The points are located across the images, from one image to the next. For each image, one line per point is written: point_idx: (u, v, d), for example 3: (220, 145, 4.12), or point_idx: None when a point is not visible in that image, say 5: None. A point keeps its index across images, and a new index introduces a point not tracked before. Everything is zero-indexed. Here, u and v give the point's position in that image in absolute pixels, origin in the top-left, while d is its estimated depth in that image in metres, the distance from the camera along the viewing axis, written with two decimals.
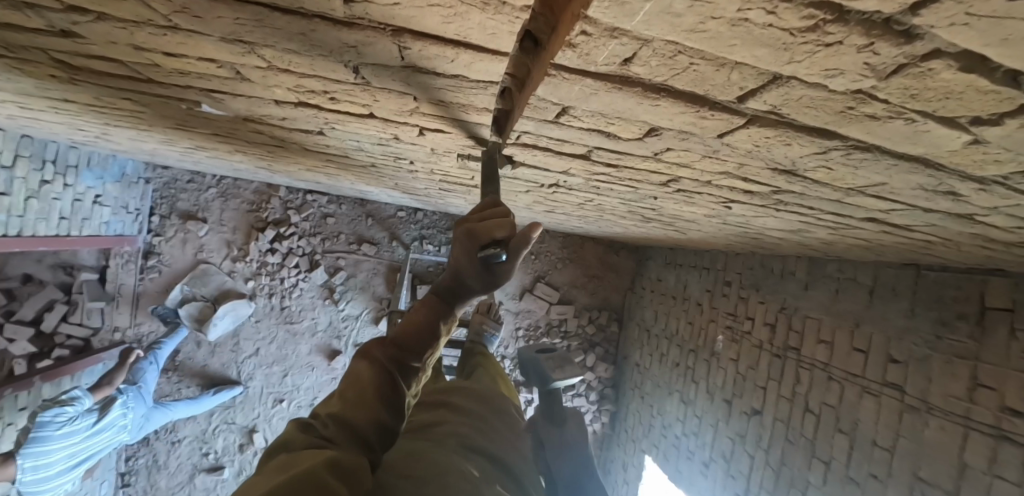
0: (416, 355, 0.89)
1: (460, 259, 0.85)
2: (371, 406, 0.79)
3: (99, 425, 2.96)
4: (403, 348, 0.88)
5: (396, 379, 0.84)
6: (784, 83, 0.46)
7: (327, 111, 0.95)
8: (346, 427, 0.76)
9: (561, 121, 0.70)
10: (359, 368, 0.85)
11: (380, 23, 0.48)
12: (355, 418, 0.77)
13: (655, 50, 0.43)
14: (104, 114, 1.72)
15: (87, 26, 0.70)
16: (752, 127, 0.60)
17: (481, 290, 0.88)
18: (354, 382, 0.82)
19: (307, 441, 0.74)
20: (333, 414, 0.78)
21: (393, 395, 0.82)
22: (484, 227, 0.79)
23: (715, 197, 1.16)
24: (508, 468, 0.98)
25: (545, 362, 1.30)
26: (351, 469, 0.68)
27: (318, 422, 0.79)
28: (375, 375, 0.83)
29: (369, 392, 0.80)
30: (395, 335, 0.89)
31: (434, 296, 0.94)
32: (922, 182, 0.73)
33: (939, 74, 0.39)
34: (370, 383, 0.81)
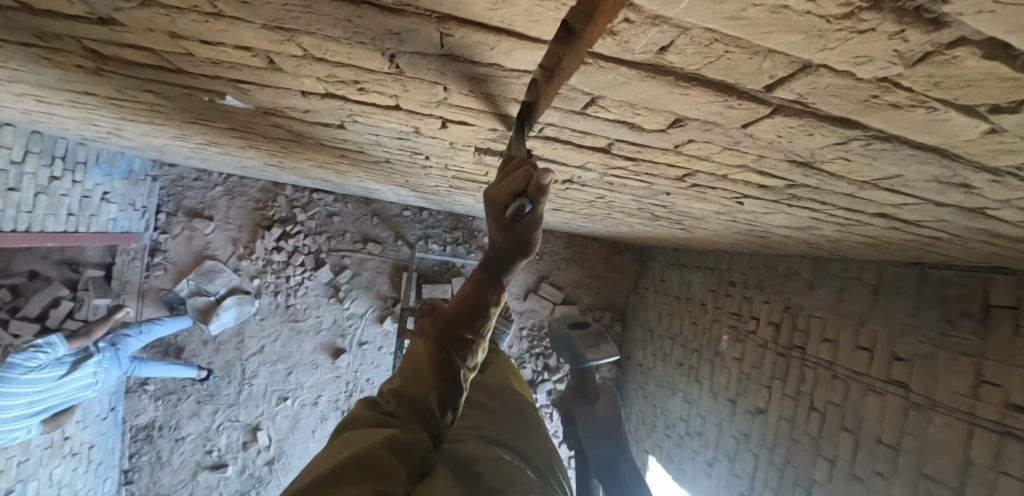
0: (466, 328, 0.97)
1: (493, 229, 0.90)
2: (426, 380, 0.86)
3: (68, 378, 2.88)
4: (453, 323, 0.97)
5: (448, 352, 0.92)
6: (813, 71, 0.49)
7: (353, 102, 0.97)
8: (406, 401, 0.83)
9: (587, 111, 0.73)
10: (417, 344, 0.94)
11: (427, 10, 0.50)
12: (413, 392, 0.84)
13: (692, 38, 0.46)
14: (123, 108, 1.75)
15: (128, 12, 0.71)
16: (777, 117, 0.62)
17: (518, 252, 0.95)
18: (411, 358, 0.91)
19: (372, 416, 0.80)
20: (394, 390, 0.86)
21: (445, 367, 0.89)
22: (500, 189, 0.80)
23: (727, 192, 1.18)
24: (533, 459, 0.97)
25: (580, 343, 1.58)
26: (408, 443, 0.71)
27: (382, 398, 0.86)
28: (430, 348, 0.91)
29: (426, 365, 0.88)
30: (445, 311, 0.98)
31: (481, 271, 1.03)
32: (936, 174, 0.75)
33: (963, 62, 0.41)
34: (424, 357, 0.90)
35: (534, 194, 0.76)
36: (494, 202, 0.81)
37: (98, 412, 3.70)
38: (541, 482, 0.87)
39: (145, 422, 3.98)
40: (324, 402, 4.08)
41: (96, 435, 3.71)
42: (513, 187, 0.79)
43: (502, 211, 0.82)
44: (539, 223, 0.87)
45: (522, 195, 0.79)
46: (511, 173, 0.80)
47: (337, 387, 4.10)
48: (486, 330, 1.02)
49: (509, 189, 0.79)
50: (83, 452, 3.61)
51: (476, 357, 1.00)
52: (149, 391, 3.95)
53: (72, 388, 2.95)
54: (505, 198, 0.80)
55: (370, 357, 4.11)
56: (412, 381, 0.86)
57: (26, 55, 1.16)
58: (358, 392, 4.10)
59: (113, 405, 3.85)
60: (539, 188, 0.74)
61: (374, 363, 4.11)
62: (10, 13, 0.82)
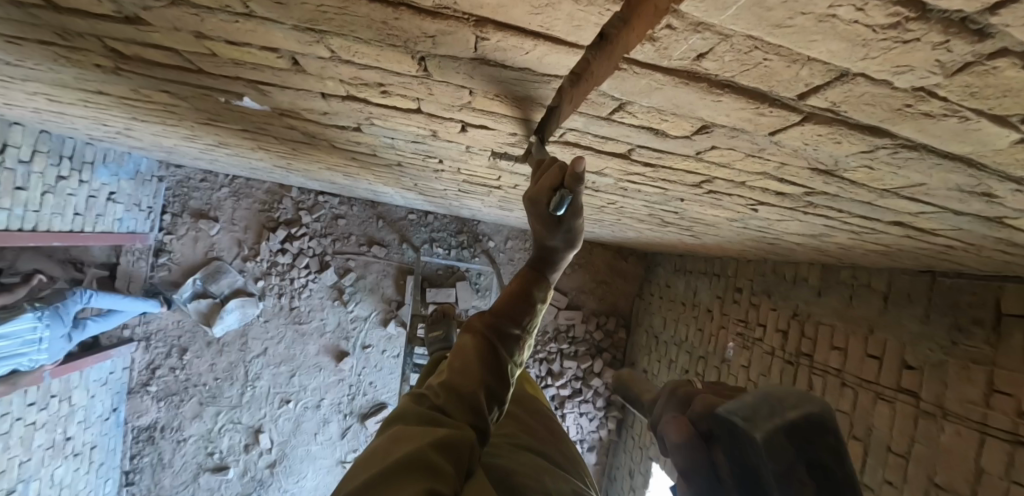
0: (513, 323, 0.99)
1: (537, 226, 0.93)
2: (476, 375, 0.85)
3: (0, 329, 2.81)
4: (499, 320, 0.98)
5: (496, 347, 0.93)
6: (850, 80, 0.49)
7: (374, 104, 0.98)
8: (457, 397, 0.81)
9: (613, 117, 0.73)
10: (464, 339, 0.94)
11: (465, 13, 0.51)
12: (464, 387, 0.83)
13: (733, 45, 0.46)
14: (135, 108, 1.76)
15: (156, 12, 0.71)
16: (807, 124, 0.62)
17: (563, 245, 0.98)
18: (460, 353, 0.90)
19: (421, 412, 0.80)
20: (443, 384, 0.84)
21: (494, 364, 0.90)
22: (540, 187, 0.82)
23: (743, 198, 1.19)
24: (566, 468, 0.96)
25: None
26: (458, 447, 0.71)
27: (430, 392, 0.85)
28: (478, 343, 0.92)
29: (472, 361, 0.88)
30: (491, 308, 1.00)
31: (527, 268, 1.06)
32: (960, 182, 0.75)
33: (1005, 72, 0.41)
34: (474, 352, 0.90)
35: (571, 184, 0.77)
36: (537, 200, 0.83)
37: (101, 412, 3.71)
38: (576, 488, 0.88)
39: (147, 423, 3.96)
40: (328, 405, 4.07)
41: (97, 436, 3.71)
42: (551, 183, 0.80)
43: (546, 209, 0.84)
44: (580, 212, 0.90)
45: (562, 189, 0.79)
46: (545, 172, 0.82)
47: (340, 390, 4.08)
48: (530, 326, 1.05)
49: (550, 184, 0.81)
50: (85, 452, 3.62)
51: (521, 352, 1.03)
52: (151, 392, 3.93)
53: (9, 342, 2.85)
54: (545, 196, 0.82)
55: (373, 360, 4.09)
56: (463, 376, 0.85)
57: (45, 53, 1.16)
58: (360, 395, 4.09)
59: (115, 406, 3.84)
60: (576, 178, 0.76)
61: (377, 366, 4.10)
62: (35, 11, 0.82)
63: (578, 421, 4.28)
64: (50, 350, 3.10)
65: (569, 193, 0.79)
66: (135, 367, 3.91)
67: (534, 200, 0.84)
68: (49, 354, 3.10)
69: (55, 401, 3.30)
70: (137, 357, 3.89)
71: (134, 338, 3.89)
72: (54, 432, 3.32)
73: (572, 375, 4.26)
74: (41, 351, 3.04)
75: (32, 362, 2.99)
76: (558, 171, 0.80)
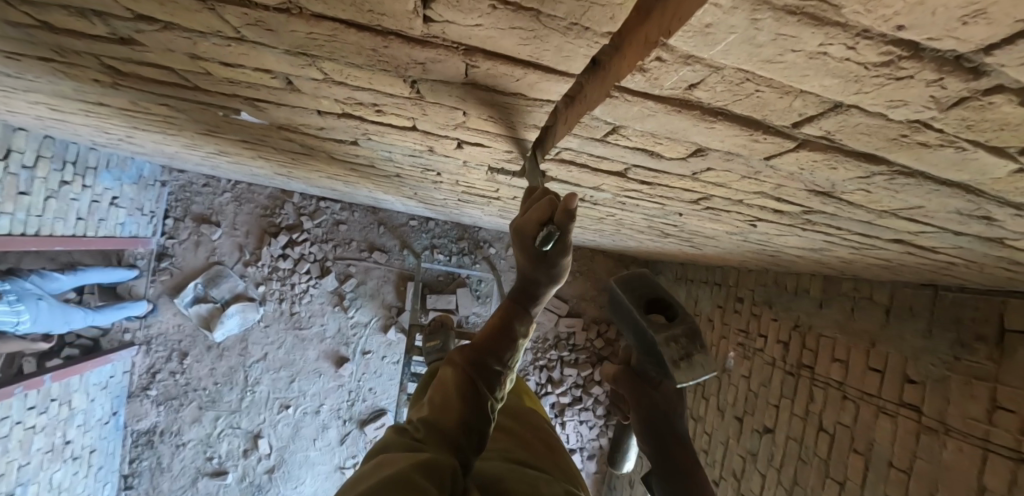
0: (494, 359, 0.97)
1: (523, 260, 0.92)
2: (456, 412, 0.85)
3: None
4: (481, 355, 0.96)
5: (477, 384, 0.91)
6: (843, 111, 0.48)
7: (370, 122, 0.98)
8: (436, 432, 0.81)
9: (607, 139, 0.73)
10: (445, 374, 0.93)
11: (454, 43, 0.50)
12: (443, 421, 0.83)
13: (724, 76, 0.45)
14: (136, 118, 1.76)
15: (150, 34, 0.71)
16: (801, 151, 0.61)
17: (547, 279, 0.96)
18: (441, 388, 0.90)
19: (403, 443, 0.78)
20: (423, 420, 0.84)
21: (476, 399, 0.88)
22: (526, 220, 0.82)
23: (742, 215, 1.18)
24: (561, 476, 0.96)
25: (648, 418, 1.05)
26: (441, 474, 0.70)
27: (412, 426, 0.85)
28: (458, 378, 0.91)
29: (453, 394, 0.88)
30: (473, 342, 0.98)
31: (508, 301, 1.03)
32: (959, 206, 0.74)
33: (1000, 107, 0.40)
34: (453, 389, 0.89)
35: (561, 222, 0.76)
36: (524, 232, 0.82)
37: (100, 415, 3.71)
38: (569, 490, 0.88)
39: (146, 427, 3.96)
40: (327, 411, 4.05)
41: (97, 440, 3.71)
42: (540, 217, 0.80)
43: (532, 242, 0.84)
44: (567, 250, 0.89)
45: (549, 224, 0.79)
46: (536, 203, 0.82)
47: (340, 395, 4.07)
48: (513, 361, 1.02)
49: (538, 220, 0.80)
50: (84, 456, 3.62)
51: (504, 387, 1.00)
52: (150, 396, 3.93)
53: None
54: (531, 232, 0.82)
55: (373, 366, 4.08)
56: (441, 413, 0.85)
57: (44, 68, 1.17)
58: (360, 401, 4.08)
59: (115, 409, 3.84)
60: (566, 216, 0.75)
61: (376, 372, 4.08)
62: (31, 30, 0.82)
63: (579, 429, 4.25)
64: (32, 311, 2.95)
65: (558, 229, 0.79)
66: (135, 371, 3.91)
67: (520, 234, 0.84)
68: (31, 315, 2.95)
69: (55, 405, 3.31)
70: (137, 361, 3.89)
71: (134, 342, 3.87)
72: (53, 436, 3.32)
73: (573, 383, 4.24)
74: (16, 306, 2.84)
75: (17, 319, 2.86)
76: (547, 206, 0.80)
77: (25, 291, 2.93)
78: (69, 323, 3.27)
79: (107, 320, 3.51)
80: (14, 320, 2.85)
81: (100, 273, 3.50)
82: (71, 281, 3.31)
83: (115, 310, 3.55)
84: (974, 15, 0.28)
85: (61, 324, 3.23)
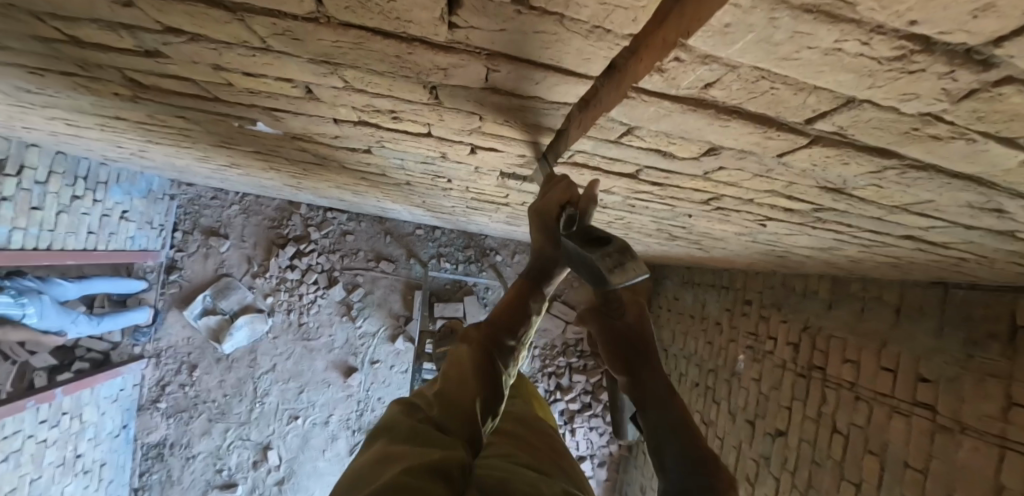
0: (510, 334, 0.89)
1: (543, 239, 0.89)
2: (473, 389, 0.77)
3: None
4: (497, 329, 0.88)
5: (494, 360, 0.84)
6: (857, 106, 0.49)
7: (385, 129, 1.00)
8: (452, 409, 0.75)
9: (622, 140, 0.74)
10: (459, 350, 0.84)
11: (477, 47, 0.52)
12: (460, 400, 0.75)
13: (740, 75, 0.47)
14: (151, 132, 1.80)
15: (177, 46, 0.74)
16: (814, 147, 0.63)
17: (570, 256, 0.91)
18: (455, 363, 0.82)
19: (415, 430, 0.71)
20: (437, 394, 0.77)
21: (492, 375, 0.82)
22: (547, 202, 0.86)
23: (753, 214, 1.19)
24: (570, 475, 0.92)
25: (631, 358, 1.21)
26: (456, 469, 0.63)
27: (424, 405, 0.78)
28: (474, 354, 0.83)
29: (469, 370, 0.80)
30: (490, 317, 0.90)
31: (528, 280, 0.97)
32: (970, 199, 0.75)
33: (1010, 98, 0.42)
34: (470, 361, 0.82)
35: (584, 205, 0.80)
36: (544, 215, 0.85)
37: (111, 429, 3.72)
38: (567, 490, 0.78)
39: (156, 440, 3.96)
40: (336, 421, 4.05)
41: (108, 453, 3.71)
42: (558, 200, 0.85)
43: (553, 225, 0.86)
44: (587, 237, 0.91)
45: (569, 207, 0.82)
46: (553, 188, 0.87)
47: (349, 406, 4.08)
48: (525, 336, 0.95)
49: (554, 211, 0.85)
50: (95, 470, 3.62)
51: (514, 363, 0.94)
52: (160, 409, 3.94)
53: None
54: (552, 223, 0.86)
55: (382, 376, 4.09)
56: (458, 385, 0.78)
57: (66, 83, 1.20)
58: (369, 411, 4.07)
59: (126, 423, 3.86)
60: (589, 198, 0.80)
61: (386, 381, 4.09)
62: (58, 46, 0.85)
63: (589, 435, 4.22)
64: (38, 306, 2.88)
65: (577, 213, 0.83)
66: (145, 384, 3.93)
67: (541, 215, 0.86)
68: (36, 310, 2.88)
69: (66, 419, 3.32)
70: (147, 374, 3.91)
71: (144, 355, 3.90)
72: (64, 450, 3.33)
73: (582, 389, 4.22)
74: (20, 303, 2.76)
75: (22, 312, 2.79)
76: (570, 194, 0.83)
77: (27, 287, 2.86)
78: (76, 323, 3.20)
79: (107, 329, 3.46)
80: (19, 313, 2.78)
81: (107, 281, 3.47)
82: (75, 289, 3.22)
83: (113, 319, 3.50)
84: (984, 8, 0.30)
85: (69, 321, 3.15)
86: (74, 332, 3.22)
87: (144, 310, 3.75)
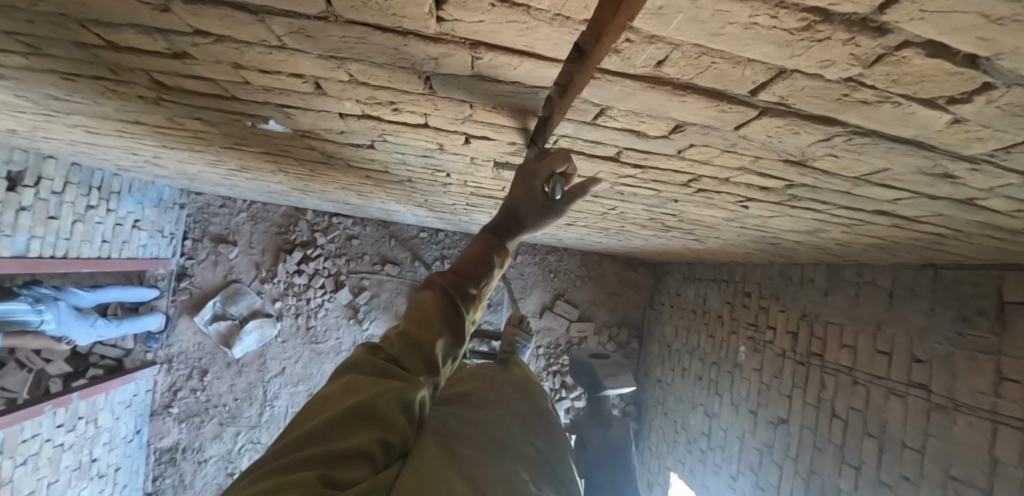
0: (474, 281, 0.90)
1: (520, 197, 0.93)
2: (437, 329, 0.77)
3: None
4: (461, 277, 0.89)
5: (457, 304, 0.83)
6: (789, 76, 0.57)
7: (386, 122, 1.09)
8: (415, 348, 0.74)
9: (597, 121, 0.83)
10: (424, 297, 0.83)
11: (462, 38, 0.61)
12: (422, 338, 0.75)
13: (684, 52, 0.55)
14: (165, 136, 1.91)
15: (203, 47, 0.83)
16: (765, 118, 0.71)
17: (538, 223, 0.96)
18: (417, 308, 0.81)
19: (378, 363, 0.71)
20: (401, 333, 0.76)
21: (455, 318, 0.81)
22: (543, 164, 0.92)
23: (733, 196, 1.26)
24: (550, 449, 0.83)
25: (601, 372, 1.86)
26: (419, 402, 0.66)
27: (387, 344, 0.77)
28: (438, 299, 0.82)
29: (431, 312, 0.79)
30: (457, 267, 0.91)
31: (489, 233, 0.97)
32: (920, 165, 0.82)
33: (912, 60, 0.49)
34: (433, 307, 0.80)
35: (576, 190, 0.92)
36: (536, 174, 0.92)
37: (125, 433, 3.80)
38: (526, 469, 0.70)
39: (168, 444, 4.06)
40: None
41: (121, 457, 3.79)
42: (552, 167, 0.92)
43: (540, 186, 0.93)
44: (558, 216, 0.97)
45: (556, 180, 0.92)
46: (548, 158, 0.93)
47: None
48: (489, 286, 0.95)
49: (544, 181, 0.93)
50: (109, 474, 3.70)
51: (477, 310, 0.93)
52: (173, 414, 4.04)
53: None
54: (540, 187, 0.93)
55: None
56: (423, 327, 0.76)
57: (93, 88, 1.31)
58: None
59: (139, 428, 3.94)
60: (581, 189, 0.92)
61: None
62: (95, 50, 0.95)
63: None
64: (55, 312, 2.98)
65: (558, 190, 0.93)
66: (158, 389, 4.03)
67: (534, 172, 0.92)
68: (54, 317, 2.98)
69: (82, 423, 3.38)
70: (160, 379, 4.02)
71: (157, 361, 4.01)
72: (80, 454, 3.39)
73: None
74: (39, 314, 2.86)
75: (40, 318, 2.87)
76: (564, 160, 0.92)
77: (44, 294, 2.96)
78: (94, 329, 3.31)
79: (123, 333, 3.57)
80: (37, 319, 2.87)
81: (122, 289, 3.58)
82: (90, 298, 3.31)
83: (133, 322, 3.64)
84: None
85: (86, 326, 3.25)
86: (95, 336, 3.34)
87: (156, 317, 3.87)
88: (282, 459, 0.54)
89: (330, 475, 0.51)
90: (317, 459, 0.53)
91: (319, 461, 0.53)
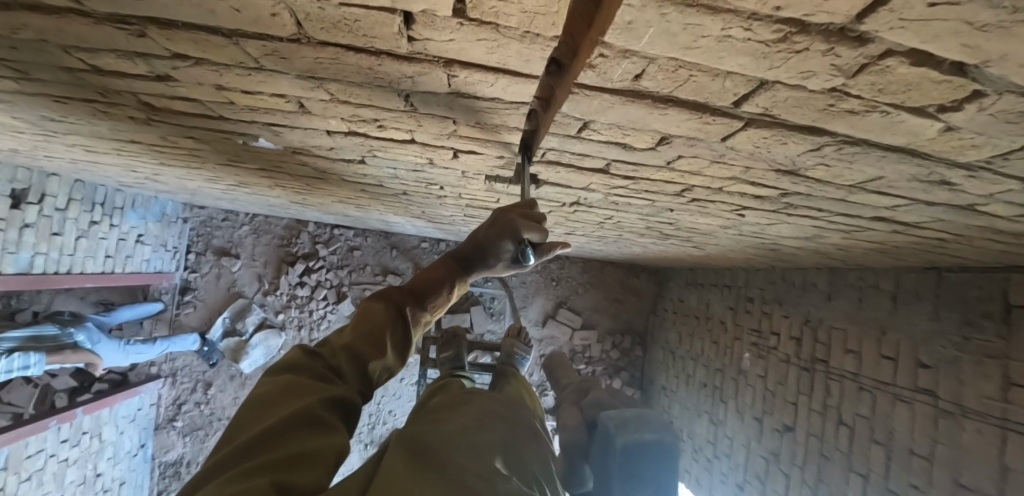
0: (426, 301, 0.90)
1: (488, 231, 0.95)
2: (381, 344, 0.79)
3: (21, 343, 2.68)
4: (414, 295, 0.89)
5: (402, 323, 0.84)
6: (770, 87, 0.56)
7: (373, 138, 1.08)
8: (357, 361, 0.76)
9: (582, 135, 0.81)
10: (373, 306, 0.84)
11: (435, 56, 0.60)
12: (364, 352, 0.77)
13: (660, 66, 0.54)
14: (162, 154, 1.92)
15: (184, 70, 0.83)
16: (751, 129, 0.69)
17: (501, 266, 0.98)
18: (364, 317, 0.82)
19: (314, 369, 0.73)
20: (345, 345, 0.77)
21: (399, 335, 0.82)
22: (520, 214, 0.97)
23: (727, 204, 1.24)
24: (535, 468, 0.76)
25: None
26: (348, 407, 0.70)
27: (329, 351, 0.78)
28: (386, 313, 0.83)
29: (376, 327, 0.80)
30: (413, 284, 0.91)
31: (451, 257, 0.98)
32: (914, 172, 0.80)
33: (896, 69, 0.47)
34: (379, 322, 0.81)
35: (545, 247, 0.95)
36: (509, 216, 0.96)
37: (129, 448, 3.78)
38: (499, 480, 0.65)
39: (173, 458, 4.06)
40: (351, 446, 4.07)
41: (126, 472, 3.78)
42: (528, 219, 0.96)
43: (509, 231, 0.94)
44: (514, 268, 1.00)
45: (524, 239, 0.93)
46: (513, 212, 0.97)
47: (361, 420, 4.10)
48: (441, 307, 0.94)
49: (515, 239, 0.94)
50: (114, 489, 3.68)
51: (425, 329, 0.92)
52: (177, 427, 4.03)
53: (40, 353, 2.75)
54: (508, 242, 0.93)
55: (392, 389, 4.12)
56: (370, 342, 0.78)
57: (86, 109, 1.31)
58: (380, 424, 4.08)
59: (143, 442, 3.93)
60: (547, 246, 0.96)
61: (396, 394, 4.13)
62: (81, 74, 0.95)
63: None
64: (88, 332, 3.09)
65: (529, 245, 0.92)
66: (162, 403, 4.02)
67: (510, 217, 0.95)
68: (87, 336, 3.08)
69: (87, 438, 3.37)
70: (163, 393, 4.02)
71: (160, 375, 4.01)
72: (85, 469, 3.38)
73: None
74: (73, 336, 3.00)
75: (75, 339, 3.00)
76: (539, 233, 0.93)
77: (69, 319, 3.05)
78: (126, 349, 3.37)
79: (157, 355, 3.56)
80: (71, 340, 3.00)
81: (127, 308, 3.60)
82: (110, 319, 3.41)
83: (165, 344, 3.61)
84: None
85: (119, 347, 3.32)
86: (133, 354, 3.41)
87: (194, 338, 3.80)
88: (223, 475, 0.53)
89: (283, 483, 0.51)
90: (261, 469, 0.53)
91: (267, 469, 0.53)
